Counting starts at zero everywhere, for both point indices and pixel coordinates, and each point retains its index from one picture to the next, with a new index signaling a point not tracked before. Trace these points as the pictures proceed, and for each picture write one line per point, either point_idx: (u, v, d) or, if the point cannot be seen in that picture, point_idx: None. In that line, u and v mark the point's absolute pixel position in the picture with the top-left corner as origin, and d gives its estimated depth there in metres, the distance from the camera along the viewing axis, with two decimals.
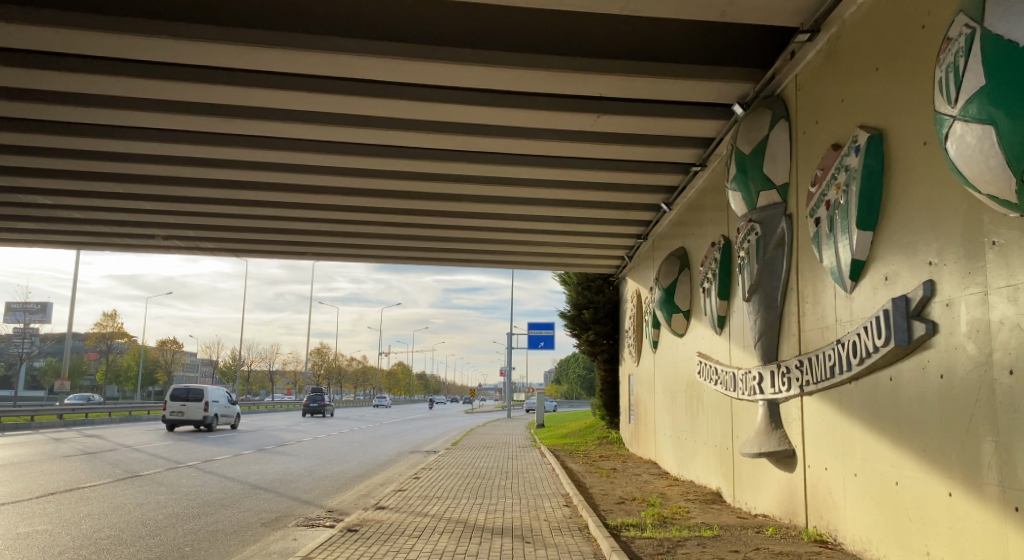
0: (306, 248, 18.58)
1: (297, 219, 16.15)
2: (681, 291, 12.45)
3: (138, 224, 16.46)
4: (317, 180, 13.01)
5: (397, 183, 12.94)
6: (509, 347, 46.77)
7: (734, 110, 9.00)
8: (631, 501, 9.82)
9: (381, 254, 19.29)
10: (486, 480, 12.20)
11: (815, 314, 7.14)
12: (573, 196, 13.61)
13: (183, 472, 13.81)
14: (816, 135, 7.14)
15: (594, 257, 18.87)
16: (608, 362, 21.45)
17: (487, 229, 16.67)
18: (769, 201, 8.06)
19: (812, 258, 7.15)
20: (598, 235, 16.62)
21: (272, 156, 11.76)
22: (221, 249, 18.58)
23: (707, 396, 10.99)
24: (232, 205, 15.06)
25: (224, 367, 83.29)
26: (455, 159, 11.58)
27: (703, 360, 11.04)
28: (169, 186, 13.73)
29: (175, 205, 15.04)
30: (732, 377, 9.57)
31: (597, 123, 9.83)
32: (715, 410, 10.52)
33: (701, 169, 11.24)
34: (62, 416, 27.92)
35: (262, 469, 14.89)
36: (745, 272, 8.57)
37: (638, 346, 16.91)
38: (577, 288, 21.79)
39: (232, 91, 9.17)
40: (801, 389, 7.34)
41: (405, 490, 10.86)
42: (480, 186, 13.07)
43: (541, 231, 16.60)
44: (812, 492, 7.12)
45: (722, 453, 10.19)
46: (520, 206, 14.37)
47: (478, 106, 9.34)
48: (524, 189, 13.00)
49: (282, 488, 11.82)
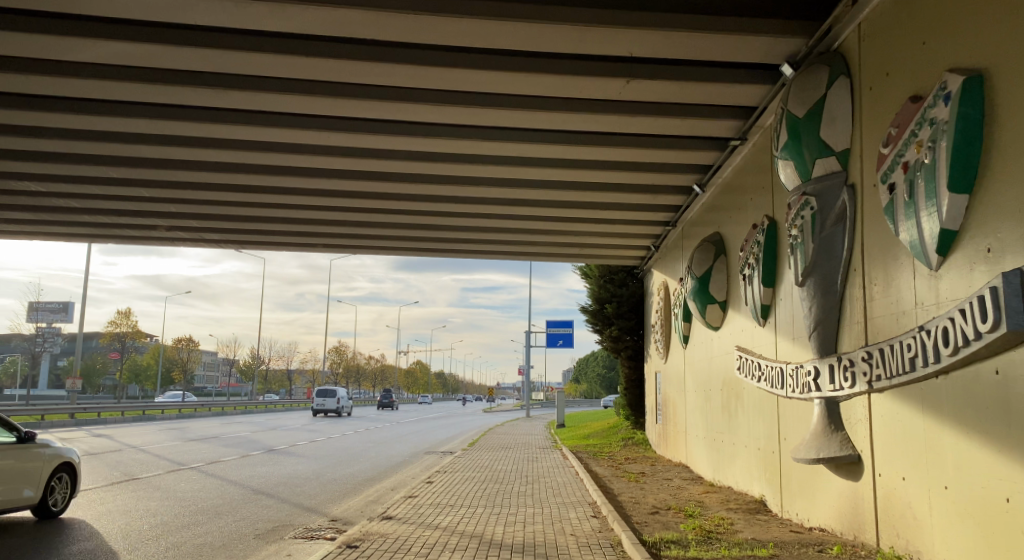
0: (315, 240, 17.75)
1: (305, 208, 15.32)
2: (717, 280, 11.45)
3: (139, 214, 15.70)
4: (321, 163, 12.12)
5: (408, 165, 12.04)
6: (528, 346, 45.91)
7: (782, 72, 7.98)
8: (666, 512, 8.87)
9: (394, 246, 18.41)
10: (504, 485, 11.26)
11: (887, 297, 6.12)
12: (597, 179, 12.60)
13: (183, 476, 13.00)
14: (889, 89, 6.10)
15: (617, 248, 17.86)
16: (633, 360, 20.42)
17: (504, 217, 15.73)
18: (828, 170, 7.04)
19: (883, 233, 6.14)
20: (622, 223, 15.60)
21: (272, 136, 10.89)
22: (227, 242, 17.79)
23: (748, 394, 9.99)
24: (235, 193, 14.23)
25: (242, 367, 83.17)
26: (469, 137, 10.66)
27: (744, 354, 10.03)
28: (167, 171, 12.93)
29: (175, 193, 14.26)
30: (780, 373, 8.57)
31: (625, 91, 8.85)
32: (758, 409, 9.52)
33: (741, 144, 10.22)
34: (73, 416, 27.43)
35: (269, 472, 14.12)
36: (798, 253, 7.56)
37: (667, 343, 15.90)
38: (600, 282, 20.78)
39: (222, 57, 8.31)
40: (868, 385, 6.33)
41: (416, 497, 9.99)
42: (496, 169, 12.12)
43: (562, 219, 15.62)
44: (885, 506, 6.11)
45: (767, 456, 9.21)
46: (539, 191, 13.42)
47: (494, 72, 8.41)
48: (544, 170, 12.05)
49: (284, 495, 10.97)
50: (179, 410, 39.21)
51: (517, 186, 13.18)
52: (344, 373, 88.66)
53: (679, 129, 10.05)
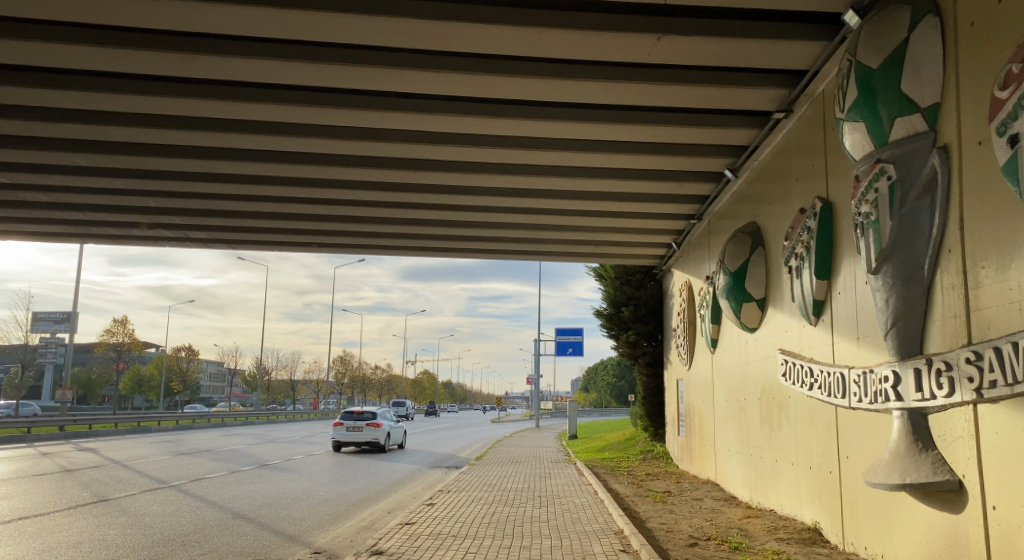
0: (310, 239, 16.47)
1: (296, 204, 14.06)
2: (754, 275, 10.17)
3: (115, 209, 14.40)
4: (310, 147, 10.85)
5: (406, 149, 10.78)
6: (537, 355, 44.71)
7: (846, 18, 6.68)
8: (706, 544, 7.60)
9: (395, 245, 17.15)
10: (515, 508, 9.93)
11: (1002, 283, 4.83)
12: (617, 164, 11.32)
13: (159, 496, 11.75)
14: (1007, 16, 4.79)
15: (635, 246, 16.54)
16: (650, 367, 19.13)
17: (513, 213, 14.42)
18: (913, 131, 5.75)
19: (998, 202, 4.87)
20: (643, 218, 14.29)
21: (252, 114, 9.64)
22: (215, 241, 16.51)
23: (796, 404, 8.69)
24: (218, 185, 12.97)
25: (246, 376, 82.06)
26: (475, 114, 9.39)
27: (792, 359, 8.74)
28: (141, 160, 11.65)
29: (152, 185, 12.95)
30: (842, 379, 7.27)
31: (655, 49, 7.58)
32: (810, 422, 8.23)
33: (785, 117, 8.95)
34: (63, 429, 26.23)
35: (257, 491, 12.88)
36: (869, 235, 6.28)
37: (690, 349, 14.65)
38: (615, 283, 19.49)
39: (181, 8, 7.06)
40: (975, 395, 5.05)
41: (413, 524, 8.77)
42: (505, 152, 10.84)
43: (576, 214, 14.33)
44: (998, 547, 4.84)
45: (822, 476, 7.91)
46: (552, 180, 12.14)
47: (501, 26, 7.15)
48: (557, 154, 10.78)
49: (266, 519, 9.74)
50: (176, 422, 37.86)
51: (528, 174, 11.89)
52: (349, 382, 87.51)
53: (714, 100, 8.77)
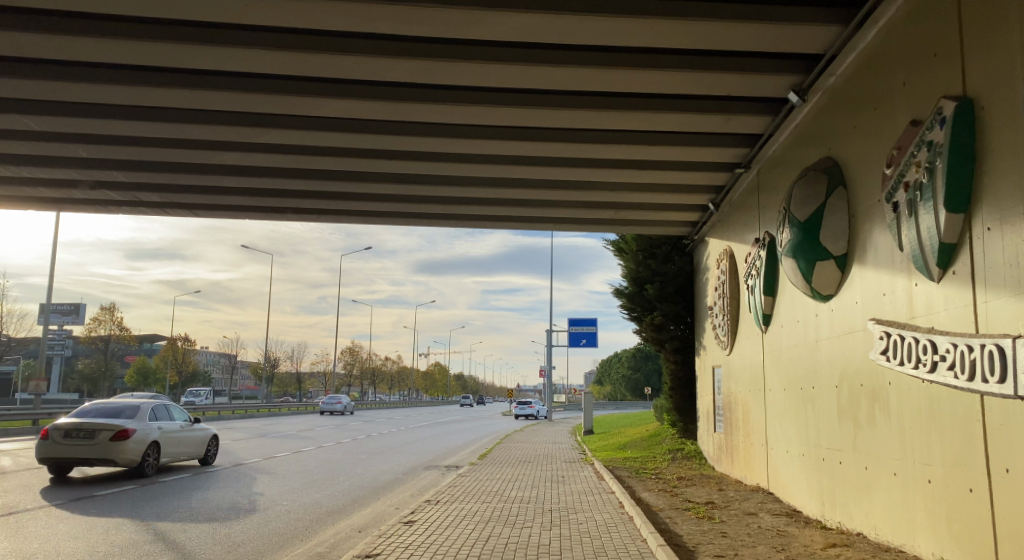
0: (283, 203, 14.05)
1: (256, 159, 11.69)
2: (831, 223, 7.76)
3: (40, 161, 11.93)
4: (257, 67, 8.43)
5: (379, 69, 8.43)
6: (549, 346, 42.61)
7: None
8: None
9: (382, 213, 14.84)
10: (518, 531, 7.58)
11: None
12: (652, 88, 8.83)
13: (87, 507, 9.59)
14: None
15: (663, 210, 14.12)
16: (679, 354, 16.71)
17: (517, 171, 11.99)
18: None
19: None
20: (677, 172, 11.83)
21: (169, 8, 7.24)
22: (171, 205, 14.06)
23: (905, 392, 6.31)
24: (155, 131, 10.56)
25: (253, 367, 80.30)
26: (463, 4, 7.03)
27: (901, 329, 6.33)
28: (51, 89, 9.22)
29: (74, 126, 10.47)
30: (1002, 353, 4.86)
31: None
32: (932, 415, 5.85)
33: None
34: (32, 424, 24.21)
35: (209, 498, 10.68)
36: None
37: (731, 330, 12.25)
38: (638, 257, 17.09)
39: None
40: None
41: (380, 556, 6.48)
42: (511, 72, 8.41)
43: (594, 170, 11.90)
44: None
45: (954, 493, 5.54)
46: (566, 117, 9.74)
47: None
48: (572, 72, 8.41)
49: (193, 546, 7.40)
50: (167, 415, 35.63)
51: (535, 108, 9.47)
52: (357, 374, 85.65)
53: None
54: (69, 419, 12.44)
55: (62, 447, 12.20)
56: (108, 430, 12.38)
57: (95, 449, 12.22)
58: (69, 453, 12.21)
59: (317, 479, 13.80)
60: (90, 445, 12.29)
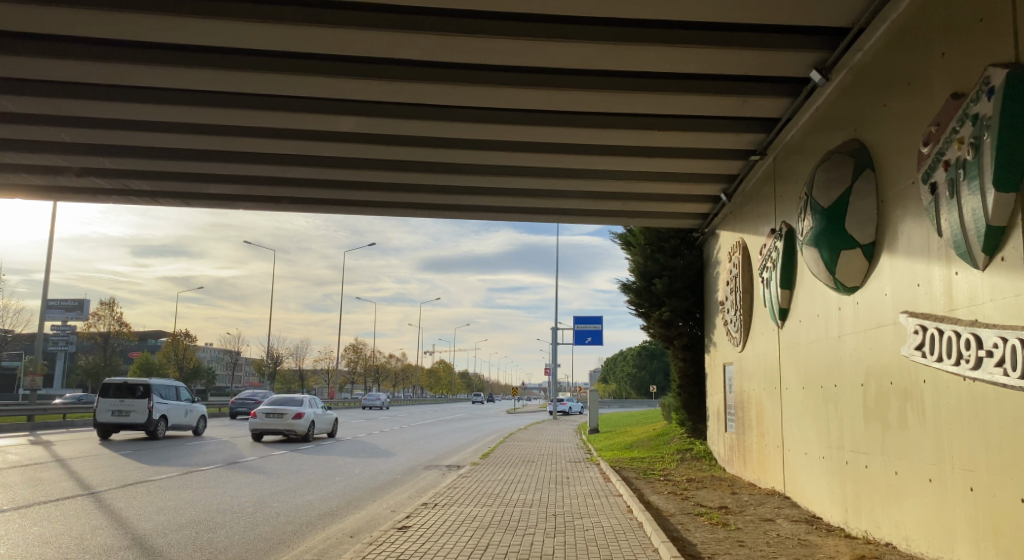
0: (279, 193, 13.58)
1: (249, 145, 11.19)
2: (858, 208, 7.21)
3: (23, 146, 11.44)
4: (243, 41, 7.91)
5: (373, 44, 7.90)
6: (553, 343, 42.12)
7: None
8: None
9: (381, 204, 14.36)
10: (520, 538, 7.06)
11: None
12: (664, 66, 8.29)
13: (69, 507, 9.14)
14: None
15: (673, 201, 13.59)
16: (687, 350, 16.20)
17: (521, 159, 11.47)
18: None
19: None
20: (688, 160, 11.30)
21: None
22: (163, 194, 13.59)
23: (943, 391, 5.76)
24: (141, 114, 10.07)
25: (256, 364, 80.03)
26: None
27: (940, 322, 5.78)
28: (29, 66, 8.72)
29: (56, 108, 9.98)
30: None
31: None
32: (975, 417, 5.30)
33: None
34: (28, 420, 23.81)
35: (199, 498, 10.24)
36: None
37: (744, 326, 11.72)
38: (646, 251, 16.59)
39: None
40: None
41: None
42: (516, 48, 7.90)
43: (602, 158, 11.38)
44: None
45: (1001, 503, 5.00)
46: (572, 98, 9.21)
47: None
48: (579, 47, 7.88)
49: (171, 553, 6.89)
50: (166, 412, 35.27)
51: (540, 89, 8.94)
52: (361, 372, 85.32)
53: None
54: (266, 407, 20.54)
55: (264, 423, 20.31)
56: (291, 412, 20.64)
57: (284, 423, 20.39)
58: (268, 426, 20.34)
59: (312, 478, 13.34)
60: (282, 421, 20.54)
